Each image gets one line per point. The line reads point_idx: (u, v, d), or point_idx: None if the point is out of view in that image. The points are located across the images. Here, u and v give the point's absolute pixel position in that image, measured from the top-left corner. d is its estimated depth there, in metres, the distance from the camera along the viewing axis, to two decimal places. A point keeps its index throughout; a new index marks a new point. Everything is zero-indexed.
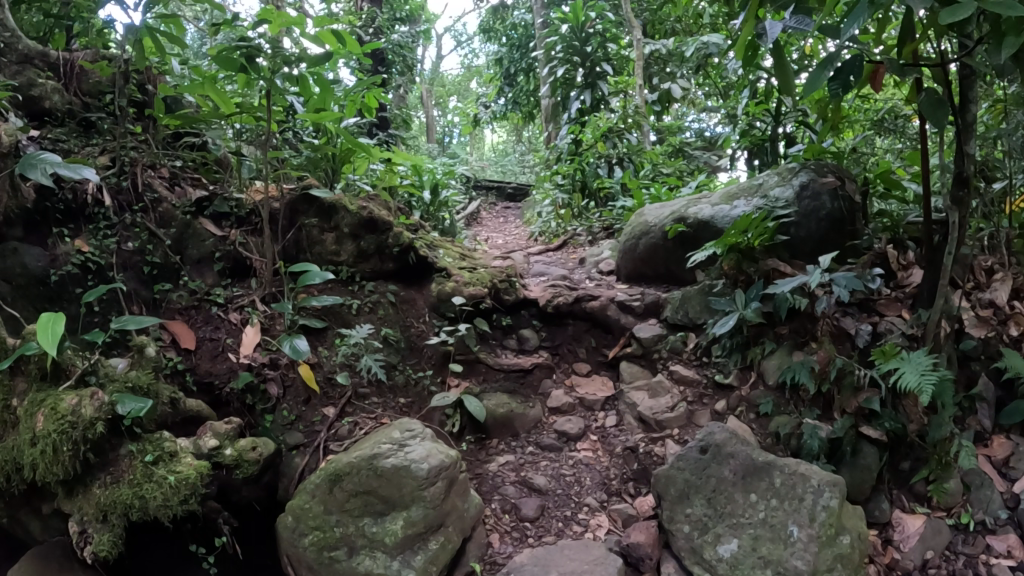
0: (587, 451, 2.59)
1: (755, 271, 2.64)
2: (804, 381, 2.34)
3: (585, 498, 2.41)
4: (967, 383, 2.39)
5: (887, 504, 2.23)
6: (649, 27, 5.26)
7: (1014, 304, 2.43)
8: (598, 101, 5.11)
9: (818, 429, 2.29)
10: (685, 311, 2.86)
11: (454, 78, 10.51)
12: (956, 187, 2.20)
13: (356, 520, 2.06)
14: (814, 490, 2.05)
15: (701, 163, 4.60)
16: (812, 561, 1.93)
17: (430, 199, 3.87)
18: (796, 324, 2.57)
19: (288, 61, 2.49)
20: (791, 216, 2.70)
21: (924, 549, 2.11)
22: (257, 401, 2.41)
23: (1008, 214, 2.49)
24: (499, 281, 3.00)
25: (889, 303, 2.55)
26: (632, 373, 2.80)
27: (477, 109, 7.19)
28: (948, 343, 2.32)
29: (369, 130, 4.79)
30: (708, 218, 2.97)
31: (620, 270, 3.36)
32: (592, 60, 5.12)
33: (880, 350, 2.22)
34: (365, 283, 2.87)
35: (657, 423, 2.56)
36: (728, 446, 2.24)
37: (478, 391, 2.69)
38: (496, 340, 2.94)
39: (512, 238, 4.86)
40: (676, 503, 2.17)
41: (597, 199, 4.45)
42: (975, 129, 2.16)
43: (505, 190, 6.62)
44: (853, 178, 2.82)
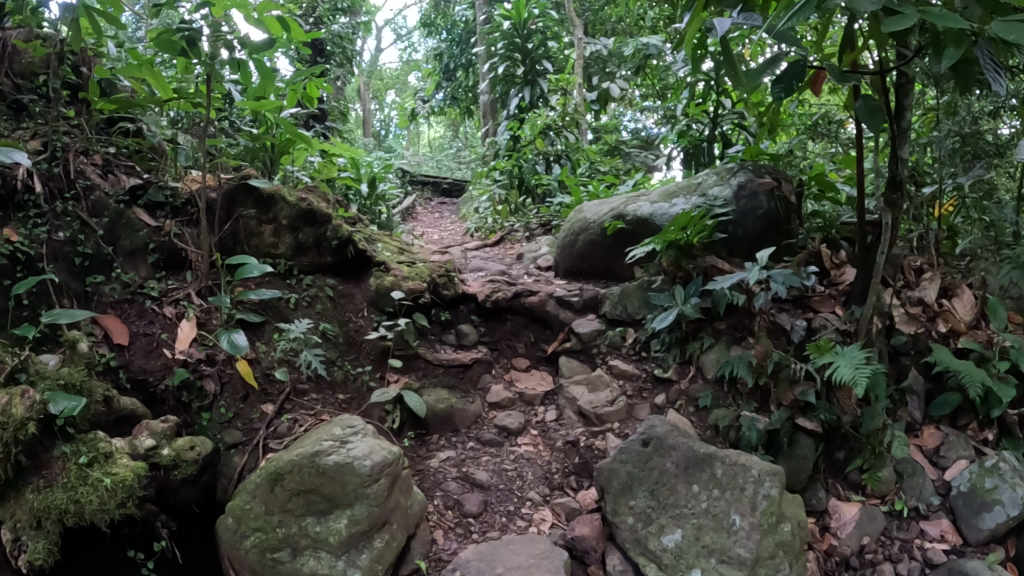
0: (528, 446, 2.56)
1: (694, 268, 2.67)
2: (743, 374, 2.37)
3: (528, 492, 2.37)
4: (898, 377, 2.45)
5: (824, 493, 2.28)
6: (591, 26, 5.30)
7: (942, 302, 2.51)
8: (538, 97, 5.10)
9: (756, 422, 2.31)
10: (624, 306, 2.87)
11: (393, 72, 10.34)
12: (890, 189, 2.26)
13: (298, 520, 1.99)
14: (755, 479, 2.05)
15: (638, 160, 4.67)
16: (755, 549, 1.93)
17: (367, 192, 3.73)
18: (734, 320, 2.60)
19: (228, 46, 2.40)
20: (729, 215, 2.76)
21: (860, 535, 2.17)
22: (193, 399, 2.31)
23: (937, 217, 2.62)
24: (438, 276, 2.93)
25: (823, 300, 2.65)
26: (572, 367, 2.78)
27: (415, 103, 7.12)
28: (880, 338, 2.39)
29: (307, 123, 4.71)
30: (647, 215, 3.01)
31: (558, 266, 3.37)
32: (533, 57, 5.10)
33: (816, 344, 2.28)
34: (303, 275, 2.79)
35: (598, 417, 2.56)
36: (671, 437, 2.21)
37: (416, 387, 2.63)
38: (435, 334, 2.90)
39: (449, 234, 4.80)
40: (619, 495, 2.13)
41: (534, 195, 4.42)
42: (909, 135, 2.22)
43: (441, 185, 6.58)
44: (788, 179, 2.91)
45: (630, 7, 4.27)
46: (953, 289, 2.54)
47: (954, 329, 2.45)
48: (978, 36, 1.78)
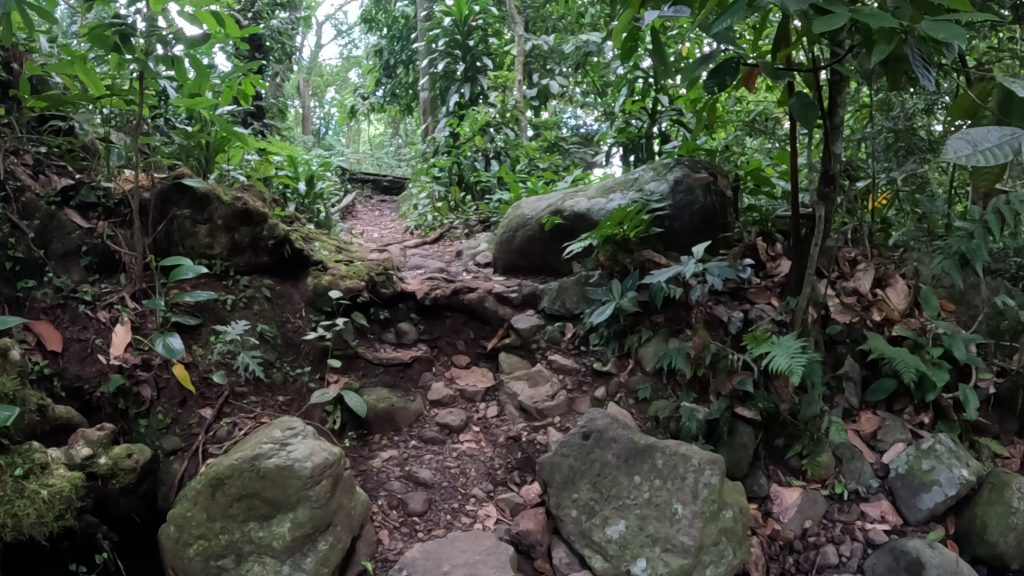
0: (471, 442, 2.40)
1: (631, 262, 2.65)
2: (681, 367, 2.35)
3: (471, 489, 2.24)
4: (835, 365, 2.50)
5: (765, 479, 2.28)
6: (531, 23, 5.29)
7: (877, 292, 2.56)
8: (478, 94, 5.07)
9: (696, 411, 2.31)
10: (562, 301, 2.79)
11: (333, 68, 10.17)
12: (823, 183, 2.33)
13: (241, 525, 1.93)
14: (695, 468, 1.94)
15: (576, 157, 4.69)
16: (698, 536, 1.83)
17: (305, 190, 3.55)
18: (671, 313, 2.58)
19: (162, 42, 2.34)
20: (665, 209, 2.77)
21: (802, 518, 2.19)
22: (131, 405, 2.24)
23: (871, 210, 2.71)
24: (376, 274, 2.77)
25: (759, 292, 2.61)
26: (511, 363, 2.68)
27: (354, 100, 7.02)
28: (815, 328, 2.40)
29: (244, 120, 4.60)
30: (584, 211, 2.97)
31: (496, 262, 3.27)
32: (473, 54, 5.13)
33: (753, 335, 2.24)
34: (239, 277, 2.62)
35: (539, 411, 2.45)
36: (611, 430, 2.08)
37: (357, 386, 2.47)
38: (374, 334, 2.72)
39: (388, 231, 4.74)
40: (561, 488, 2.01)
41: (474, 192, 4.45)
42: (841, 131, 2.28)
43: (381, 183, 6.51)
44: (725, 174, 2.92)
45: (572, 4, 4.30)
46: (887, 279, 2.60)
47: (889, 317, 2.51)
48: (907, 33, 1.84)
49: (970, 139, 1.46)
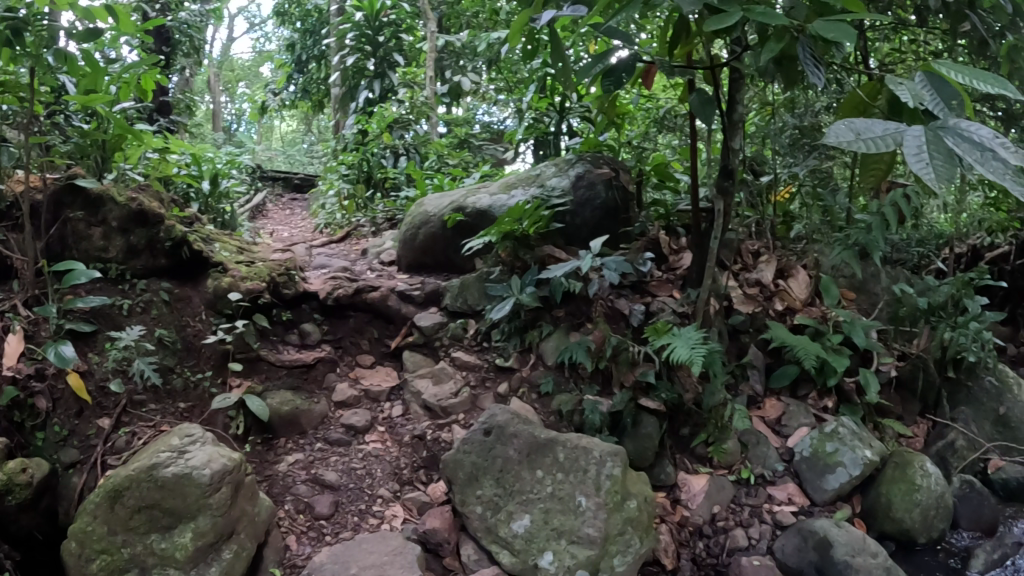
0: (376, 442, 2.33)
1: (531, 258, 2.64)
2: (581, 360, 2.35)
3: (378, 489, 2.18)
4: (739, 353, 2.56)
5: (671, 468, 2.27)
6: (445, 20, 5.21)
7: (779, 282, 2.67)
8: (388, 91, 5.00)
9: (599, 404, 2.28)
10: (464, 298, 2.73)
11: (245, 63, 9.92)
12: (722, 178, 2.34)
13: (143, 538, 1.86)
14: (597, 460, 1.95)
15: (487, 153, 4.69)
16: (603, 527, 1.84)
17: (210, 188, 3.42)
18: (571, 307, 2.58)
19: (56, 37, 2.24)
20: (566, 206, 2.78)
21: (710, 504, 2.19)
22: (26, 417, 2.11)
23: (773, 204, 2.82)
24: (278, 274, 2.64)
25: (661, 285, 2.69)
26: (416, 361, 2.59)
27: (266, 96, 6.86)
28: (718, 319, 2.45)
29: (149, 115, 4.43)
30: (486, 207, 2.91)
31: (399, 261, 3.13)
32: (383, 52, 5.09)
33: (654, 327, 2.30)
34: (137, 280, 2.51)
35: (443, 410, 2.38)
36: (512, 425, 2.07)
37: (260, 390, 2.36)
38: (277, 336, 2.60)
39: (298, 230, 4.63)
40: (465, 485, 1.99)
41: (381, 189, 4.35)
42: (740, 126, 2.30)
43: (292, 181, 6.38)
44: (627, 170, 2.95)
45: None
46: (789, 270, 2.71)
47: (790, 306, 2.62)
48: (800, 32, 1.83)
49: (853, 129, 1.34)
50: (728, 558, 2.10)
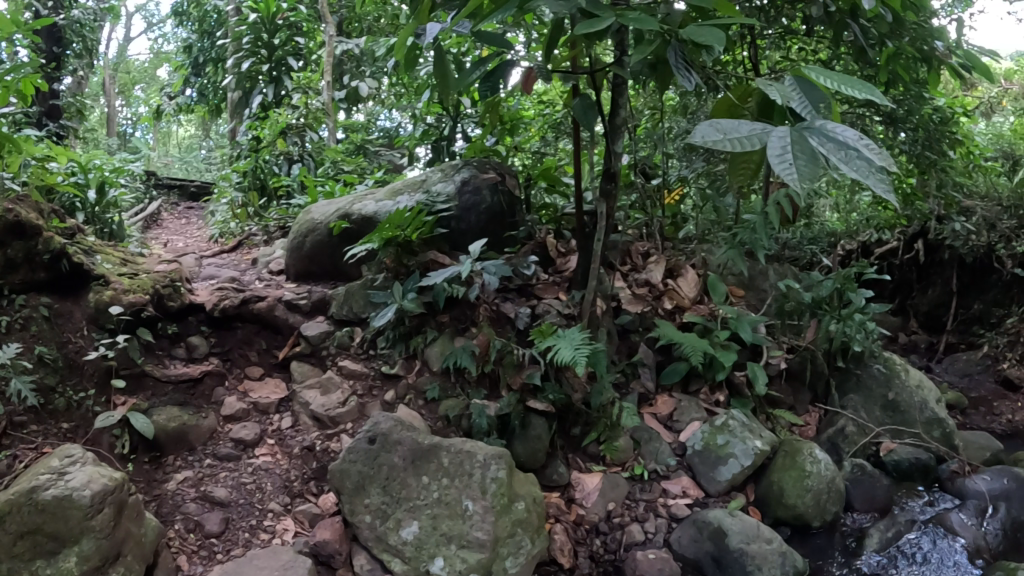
0: (265, 456, 2.28)
1: (415, 264, 2.63)
2: (467, 365, 2.34)
3: (269, 503, 2.13)
4: (629, 352, 2.60)
5: (564, 467, 2.29)
6: (344, 25, 5.23)
7: (667, 282, 2.74)
8: (282, 96, 4.96)
9: (486, 408, 2.26)
10: (350, 306, 2.69)
11: (141, 65, 9.61)
12: (606, 181, 2.38)
13: (25, 566, 1.72)
14: (481, 464, 1.98)
15: (384, 160, 4.67)
16: (492, 530, 1.86)
17: (96, 198, 3.30)
18: (457, 312, 2.58)
19: None
20: (451, 210, 2.77)
21: (604, 501, 2.22)
22: None
23: (665, 206, 2.92)
24: (162, 286, 2.54)
25: (547, 287, 2.74)
26: (303, 372, 2.55)
27: (161, 100, 6.65)
28: (605, 319, 2.51)
29: (32, 119, 4.22)
30: (372, 213, 2.87)
31: (285, 269, 3.05)
32: (279, 56, 5.02)
33: (539, 329, 2.30)
34: (12, 296, 2.31)
35: (332, 420, 2.36)
36: (395, 432, 2.05)
37: (146, 406, 2.25)
38: (163, 350, 2.48)
39: (191, 239, 4.50)
40: (353, 494, 1.94)
41: (274, 197, 4.31)
42: (622, 131, 2.32)
43: (188, 189, 6.22)
44: (513, 175, 3.01)
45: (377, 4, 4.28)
46: (677, 269, 2.79)
47: (678, 305, 2.69)
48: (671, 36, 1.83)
49: (722, 128, 1.36)
50: (624, 552, 2.12)
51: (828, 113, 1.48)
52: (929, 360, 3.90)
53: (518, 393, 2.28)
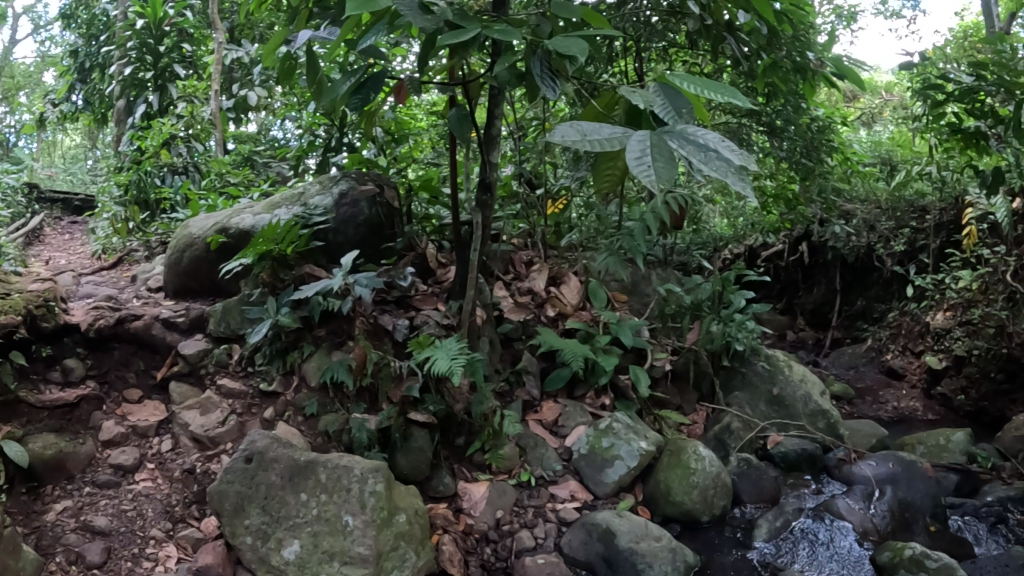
0: (147, 481, 2.23)
1: (291, 278, 2.63)
2: (342, 378, 2.33)
3: (150, 530, 2.09)
4: (513, 360, 2.73)
5: (449, 478, 2.31)
6: (236, 31, 5.25)
7: (550, 290, 2.89)
8: (168, 105, 4.87)
9: (366, 422, 2.26)
10: (228, 324, 2.63)
11: (25, 69, 9.23)
12: (481, 191, 2.43)
13: None
14: (359, 478, 1.98)
15: (273, 171, 4.54)
16: (374, 545, 1.88)
17: None
18: (333, 326, 2.60)
19: None
20: (328, 223, 2.78)
21: (492, 509, 2.26)
22: None
23: (550, 216, 3.11)
24: (34, 307, 2.44)
25: (425, 299, 2.78)
26: (182, 393, 2.47)
27: (43, 105, 6.37)
28: (486, 327, 2.60)
29: None
30: (248, 227, 2.85)
31: (164, 287, 2.98)
32: (164, 62, 4.93)
33: (416, 340, 2.30)
34: None
35: (211, 440, 2.31)
36: (272, 450, 2.04)
37: (20, 435, 2.15)
38: (37, 374, 2.39)
39: (73, 256, 4.34)
40: (232, 516, 1.94)
41: (155, 210, 4.36)
42: (497, 143, 2.35)
43: (72, 203, 6.06)
44: (391, 186, 2.99)
45: (265, 10, 4.29)
46: (561, 278, 2.97)
47: (561, 312, 2.86)
48: (537, 47, 1.87)
49: (581, 129, 1.37)
50: (514, 558, 2.16)
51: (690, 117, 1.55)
52: (823, 351, 5.39)
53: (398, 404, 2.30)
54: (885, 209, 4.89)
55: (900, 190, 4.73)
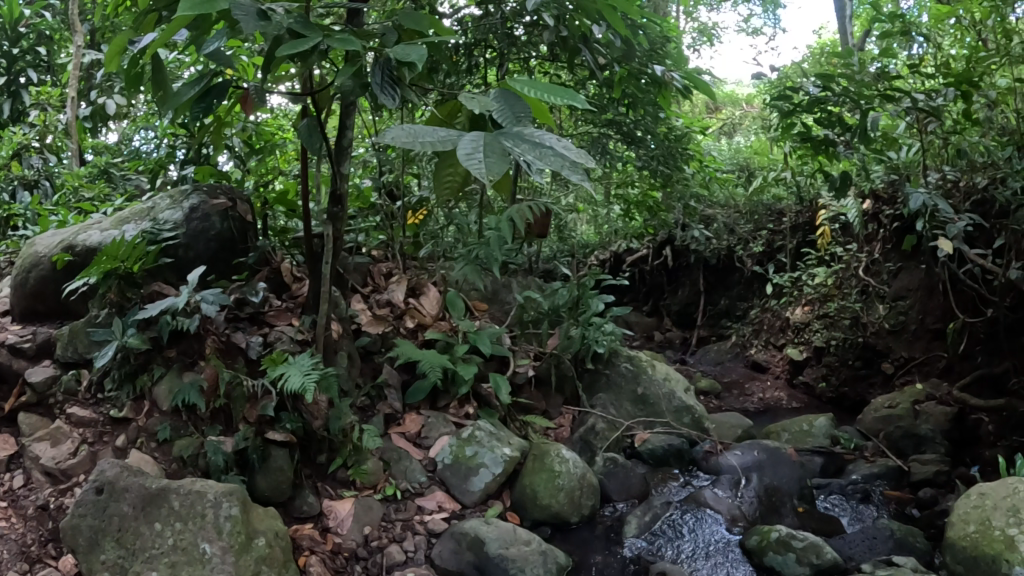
0: (2, 521, 3.26)
1: (138, 296, 4.11)
2: (196, 397, 3.77)
3: (7, 571, 3.06)
4: (373, 373, 4.86)
5: (308, 497, 3.91)
6: (92, 33, 5.88)
7: (411, 301, 5.35)
8: (20, 112, 5.97)
9: (221, 446, 3.70)
10: (73, 349, 3.98)
11: None
12: (334, 203, 4.04)
13: None
14: (212, 502, 3.22)
15: (131, 184, 5.54)
16: (233, 567, 3.09)
17: None
18: (183, 348, 4.05)
19: None
20: (179, 239, 4.52)
21: (355, 524, 3.87)
22: None
23: (407, 226, 5.72)
24: None
25: (279, 316, 4.60)
26: (31, 424, 3.71)
27: None
28: (345, 343, 4.62)
29: None
30: (95, 247, 4.27)
31: (14, 303, 4.27)
32: (17, 66, 6.13)
33: (273, 360, 3.90)
34: None
35: (63, 472, 3.49)
36: (122, 481, 3.26)
37: None
38: None
39: None
40: (91, 553, 3.11)
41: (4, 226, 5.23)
42: (347, 151, 3.91)
43: None
44: (241, 202, 4.93)
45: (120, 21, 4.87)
46: (419, 290, 5.49)
47: (418, 323, 5.27)
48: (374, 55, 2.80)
49: (423, 133, 2.17)
50: (386, 569, 3.80)
51: (520, 118, 2.33)
52: (688, 349, 10.05)
53: (255, 429, 3.80)
54: (746, 214, 9.31)
55: (759, 196, 9.09)
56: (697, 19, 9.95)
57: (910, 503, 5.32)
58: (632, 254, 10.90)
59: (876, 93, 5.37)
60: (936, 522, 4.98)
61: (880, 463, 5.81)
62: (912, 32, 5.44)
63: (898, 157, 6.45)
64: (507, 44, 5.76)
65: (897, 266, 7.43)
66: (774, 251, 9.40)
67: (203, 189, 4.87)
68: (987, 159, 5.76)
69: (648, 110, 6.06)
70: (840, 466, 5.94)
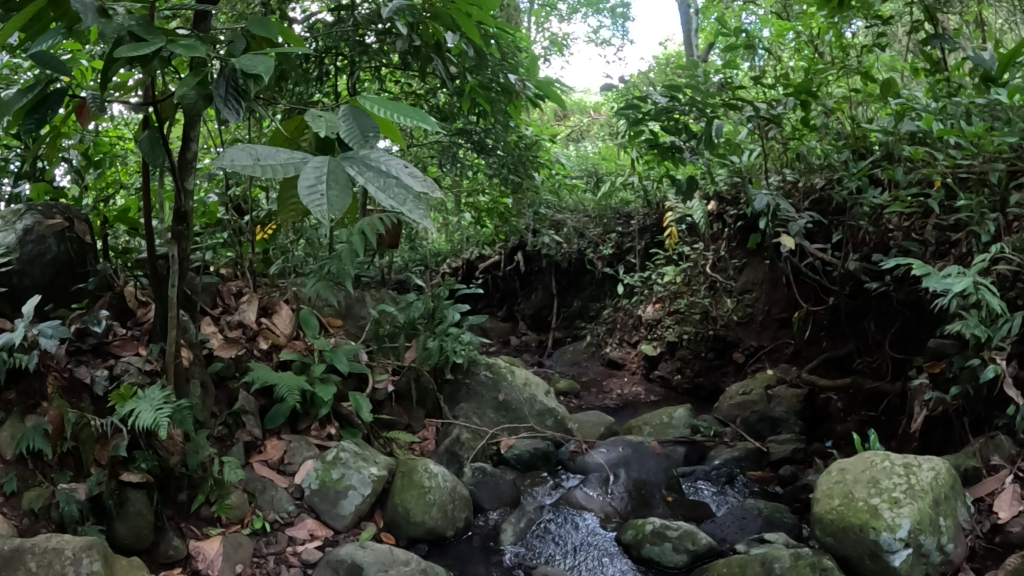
0: None
1: None
2: (42, 444, 3.39)
3: None
4: (229, 400, 4.55)
5: (175, 541, 3.58)
6: None
7: (264, 321, 5.10)
8: None
9: (73, 496, 3.33)
10: None
11: None
12: (178, 222, 3.70)
13: None
14: (72, 559, 2.91)
15: None
16: None
17: None
18: (23, 389, 3.65)
19: None
20: (15, 263, 4.06)
21: (226, 563, 3.60)
22: None
23: (259, 240, 5.40)
24: None
25: (126, 345, 4.21)
26: None
27: None
28: (200, 371, 4.28)
29: None
30: None
31: None
32: None
33: (119, 395, 3.53)
34: None
35: None
36: None
37: None
38: None
39: None
40: None
41: None
42: (191, 164, 3.58)
43: None
44: (79, 219, 4.48)
45: None
46: (272, 309, 5.24)
47: (272, 345, 5.03)
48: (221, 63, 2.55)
49: (254, 155, 2.00)
50: None
51: (365, 135, 2.23)
52: (544, 350, 10.28)
53: (108, 471, 3.47)
54: (595, 216, 9.66)
55: (607, 199, 9.45)
56: (546, 29, 10.20)
57: (771, 482, 5.67)
58: (485, 261, 11.00)
59: (721, 102, 5.73)
60: (799, 496, 5.26)
61: (740, 447, 6.17)
62: (752, 44, 5.84)
63: (740, 160, 6.74)
64: (358, 52, 5.49)
65: (741, 262, 7.95)
66: (623, 252, 9.81)
67: (37, 206, 4.34)
68: (824, 161, 6.21)
69: (502, 118, 6.05)
70: (702, 453, 6.27)
